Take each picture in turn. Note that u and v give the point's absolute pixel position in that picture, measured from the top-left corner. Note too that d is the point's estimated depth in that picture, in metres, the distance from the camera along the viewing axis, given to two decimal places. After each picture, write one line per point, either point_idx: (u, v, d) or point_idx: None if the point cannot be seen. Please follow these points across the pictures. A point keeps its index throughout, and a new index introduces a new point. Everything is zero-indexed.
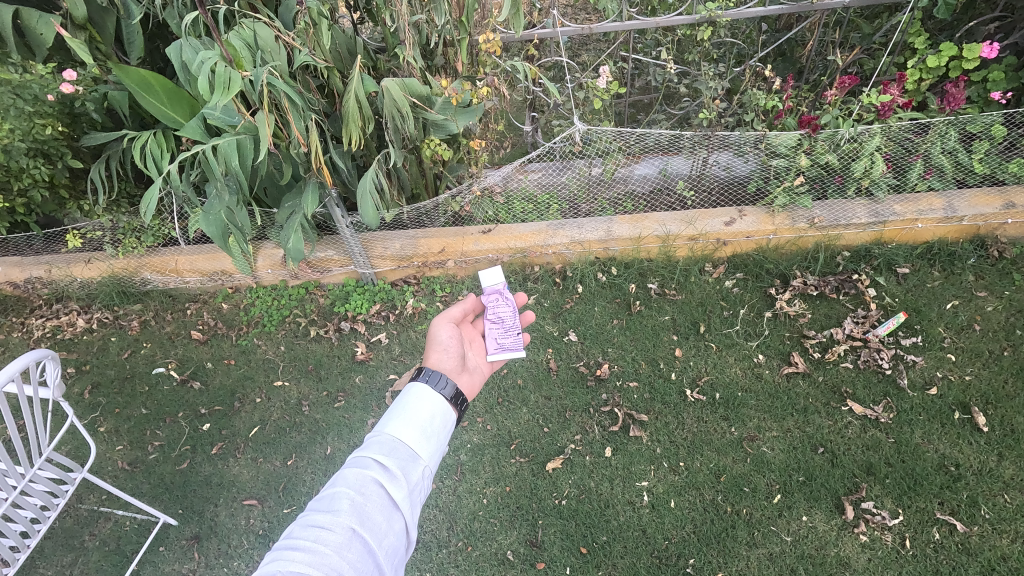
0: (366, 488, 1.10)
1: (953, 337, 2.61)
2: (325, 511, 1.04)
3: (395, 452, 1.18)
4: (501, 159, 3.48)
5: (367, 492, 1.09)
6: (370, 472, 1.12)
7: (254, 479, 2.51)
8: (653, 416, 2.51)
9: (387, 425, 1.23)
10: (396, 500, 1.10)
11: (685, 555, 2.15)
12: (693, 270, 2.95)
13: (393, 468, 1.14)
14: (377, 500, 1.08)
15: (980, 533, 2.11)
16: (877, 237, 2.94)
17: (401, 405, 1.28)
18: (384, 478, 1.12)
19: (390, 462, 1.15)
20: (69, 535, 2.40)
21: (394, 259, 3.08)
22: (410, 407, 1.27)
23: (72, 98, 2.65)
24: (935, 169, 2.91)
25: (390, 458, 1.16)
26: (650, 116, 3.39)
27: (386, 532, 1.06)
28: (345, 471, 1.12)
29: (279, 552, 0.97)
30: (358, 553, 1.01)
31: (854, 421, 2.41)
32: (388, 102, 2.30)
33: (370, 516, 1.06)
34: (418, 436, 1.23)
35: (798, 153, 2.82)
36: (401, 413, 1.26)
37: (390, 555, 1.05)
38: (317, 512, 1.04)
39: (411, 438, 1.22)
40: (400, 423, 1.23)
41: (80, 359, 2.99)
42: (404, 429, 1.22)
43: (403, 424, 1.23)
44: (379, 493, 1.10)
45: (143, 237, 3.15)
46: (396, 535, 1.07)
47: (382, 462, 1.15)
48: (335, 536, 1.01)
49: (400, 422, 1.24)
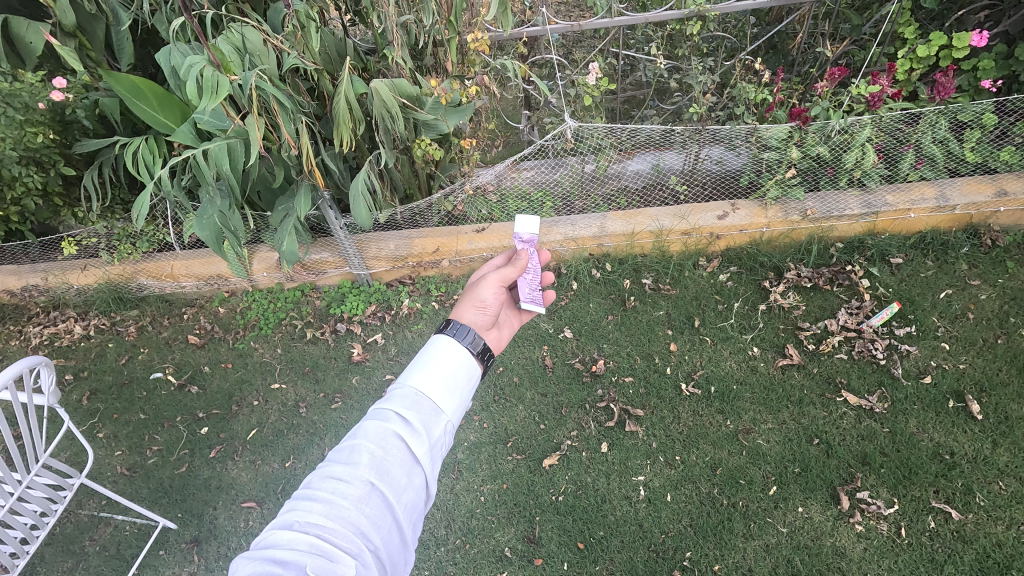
0: (386, 442, 1.05)
1: (947, 326, 2.61)
2: (343, 463, 1.01)
3: (418, 406, 1.12)
4: (493, 158, 3.49)
5: (388, 446, 1.04)
6: (391, 425, 1.07)
7: (253, 482, 2.52)
8: (649, 411, 2.51)
9: (410, 376, 1.17)
10: (417, 455, 1.06)
11: (682, 548, 2.16)
12: (687, 264, 2.96)
13: (415, 422, 1.09)
14: (397, 455, 1.04)
15: (975, 520, 2.11)
16: (870, 227, 2.94)
17: (426, 355, 1.21)
18: (405, 432, 1.07)
19: (412, 415, 1.09)
20: (69, 541, 2.41)
21: (388, 259, 3.09)
22: (435, 359, 1.20)
23: (63, 106, 2.69)
24: (927, 159, 2.91)
25: (413, 411, 1.10)
26: (642, 112, 3.39)
27: (406, 487, 1.02)
28: (366, 422, 1.08)
29: (297, 503, 0.95)
30: (377, 507, 0.98)
31: (848, 412, 2.42)
32: (377, 103, 2.30)
33: (390, 471, 1.02)
34: (443, 390, 1.16)
35: (789, 146, 2.83)
36: (426, 363, 1.19)
37: (408, 510, 1.02)
38: (335, 464, 1.01)
39: (436, 392, 1.15)
40: (424, 375, 1.17)
41: (78, 366, 3.00)
42: (429, 381, 1.16)
43: (427, 375, 1.17)
44: (400, 447, 1.05)
45: (139, 243, 3.16)
46: (415, 490, 1.04)
47: (403, 415, 1.09)
48: (353, 490, 0.97)
49: (425, 373, 1.17)
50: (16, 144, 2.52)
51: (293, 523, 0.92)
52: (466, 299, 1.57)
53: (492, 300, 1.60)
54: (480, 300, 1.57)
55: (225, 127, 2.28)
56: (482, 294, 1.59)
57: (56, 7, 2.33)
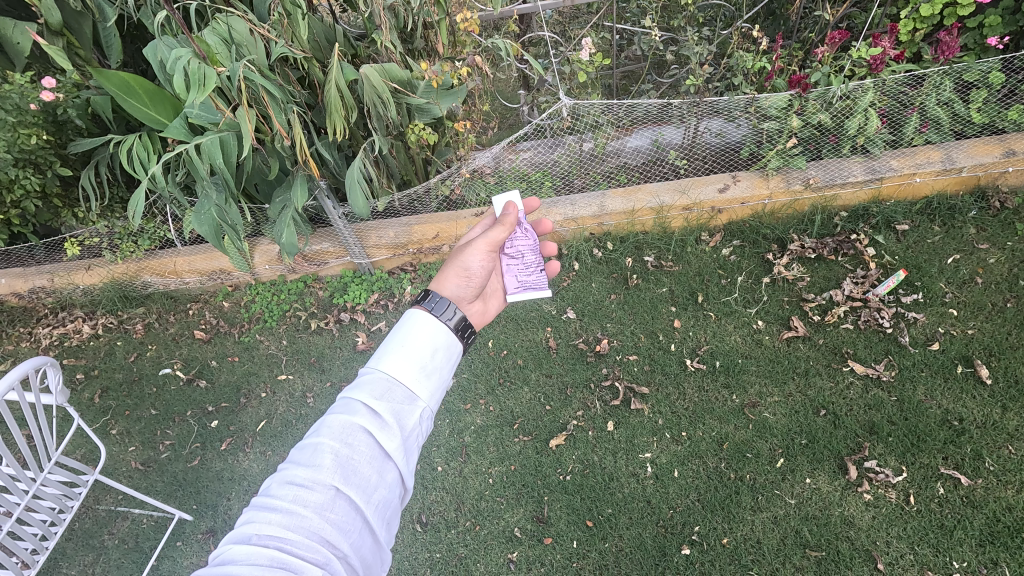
0: (353, 438, 1.05)
1: (955, 292, 2.58)
2: (306, 466, 1.01)
3: (388, 394, 1.13)
4: (490, 140, 3.46)
5: (354, 443, 1.05)
6: (358, 419, 1.08)
7: (264, 472, 2.55)
8: (654, 388, 2.51)
9: (379, 360, 1.17)
10: (387, 450, 1.07)
11: (690, 523, 2.17)
12: (689, 240, 2.93)
13: (383, 414, 1.10)
14: (365, 452, 1.04)
15: (984, 485, 2.10)
16: (875, 194, 2.89)
17: (397, 337, 1.22)
18: (373, 426, 1.08)
19: (380, 407, 1.10)
20: (89, 535, 2.47)
21: (389, 247, 3.08)
22: (405, 341, 1.21)
23: (54, 106, 2.65)
24: (931, 122, 2.85)
25: (381, 402, 1.11)
26: (639, 87, 3.34)
27: (376, 485, 1.03)
28: (332, 417, 1.08)
29: (256, 514, 0.95)
30: (343, 512, 0.98)
31: (855, 381, 2.40)
32: (368, 89, 2.26)
33: (357, 470, 1.02)
34: (415, 374, 1.17)
35: (789, 114, 2.76)
36: (394, 348, 1.20)
37: (379, 510, 1.02)
38: (298, 468, 1.01)
39: (407, 377, 1.16)
40: (394, 360, 1.17)
41: (89, 365, 3.03)
42: (398, 367, 1.17)
43: (397, 359, 1.17)
44: (369, 443, 1.06)
45: (140, 241, 3.17)
46: (387, 487, 1.05)
47: (372, 407, 1.10)
48: (316, 496, 0.97)
49: (395, 358, 1.18)
50: (10, 147, 2.52)
51: (253, 535, 0.92)
52: (450, 267, 1.62)
53: (477, 270, 1.65)
54: (465, 267, 1.63)
55: (217, 121, 2.27)
56: (467, 262, 1.64)
57: (42, 5, 2.32)
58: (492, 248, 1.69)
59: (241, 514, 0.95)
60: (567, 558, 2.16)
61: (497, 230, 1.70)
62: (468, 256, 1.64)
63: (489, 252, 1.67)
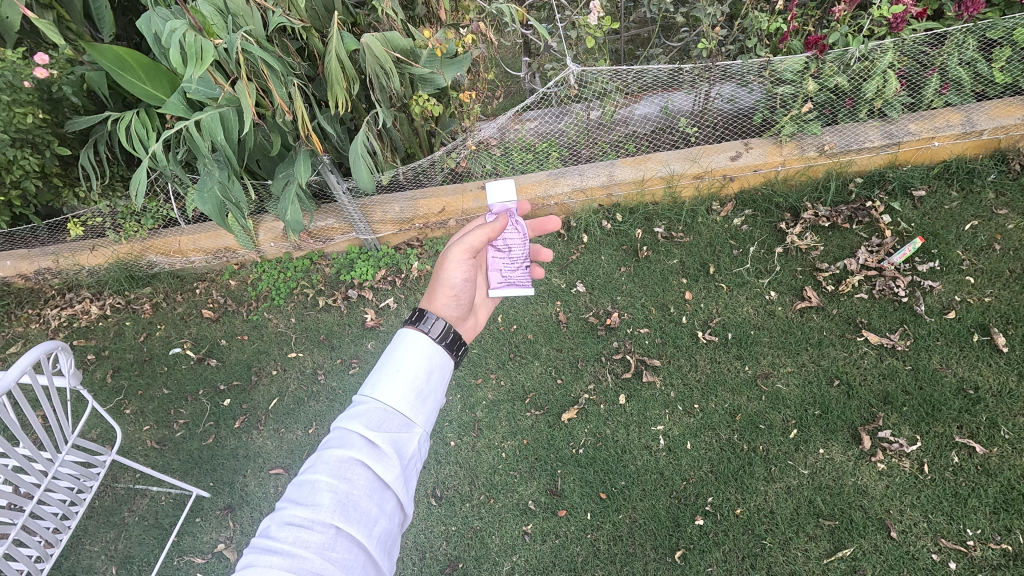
0: (350, 473, 1.05)
1: (973, 259, 2.53)
2: (304, 505, 1.00)
3: (384, 424, 1.13)
4: (494, 111, 3.38)
5: (352, 478, 1.04)
6: (354, 453, 1.08)
7: (278, 449, 2.57)
8: (665, 360, 2.50)
9: (373, 388, 1.18)
10: (385, 481, 1.07)
11: (703, 494, 2.19)
12: (699, 210, 2.87)
13: (380, 445, 1.10)
14: (364, 486, 1.04)
15: (999, 453, 2.10)
16: (892, 159, 2.82)
17: (390, 362, 1.22)
18: (369, 457, 1.08)
19: (377, 438, 1.10)
20: (109, 513, 2.51)
21: (394, 223, 3.04)
22: (399, 365, 1.22)
23: (48, 83, 2.58)
24: (952, 83, 2.76)
25: (378, 432, 1.11)
26: (648, 52, 3.24)
27: (376, 518, 1.03)
28: (327, 452, 1.08)
29: (257, 557, 0.93)
30: (344, 549, 0.97)
31: (870, 351, 2.39)
32: (370, 59, 2.20)
33: (356, 505, 1.02)
34: (410, 400, 1.18)
35: (805, 78, 2.67)
36: (387, 373, 1.20)
37: (381, 541, 1.02)
38: (296, 507, 0.99)
39: (402, 404, 1.17)
40: (388, 386, 1.18)
41: (99, 345, 3.04)
42: (393, 394, 1.17)
43: (392, 386, 1.18)
44: (366, 476, 1.06)
45: (143, 220, 3.13)
46: (387, 517, 1.05)
47: (368, 438, 1.10)
48: (316, 536, 0.96)
49: (390, 384, 1.18)
50: (6, 127, 2.45)
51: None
52: (434, 288, 1.54)
53: (461, 283, 1.57)
54: (449, 285, 1.55)
55: (216, 96, 2.20)
56: (450, 278, 1.55)
57: None
58: (471, 258, 1.59)
59: (241, 558, 0.93)
60: (581, 530, 2.18)
61: (471, 237, 1.60)
62: (449, 272, 1.55)
63: (468, 260, 1.58)
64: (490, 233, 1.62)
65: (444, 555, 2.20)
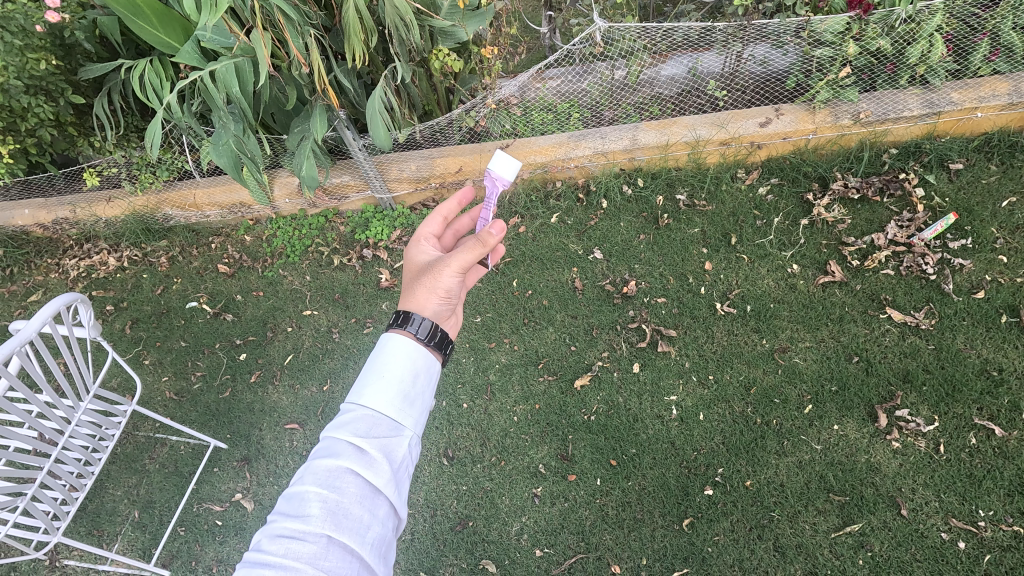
0: (340, 481, 1.06)
1: (1007, 237, 2.44)
2: (295, 517, 1.01)
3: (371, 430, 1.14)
4: (515, 68, 3.27)
5: (341, 486, 1.05)
6: (343, 461, 1.08)
7: (294, 405, 2.61)
8: (682, 330, 2.47)
9: (360, 394, 1.18)
10: (376, 487, 1.07)
11: (714, 465, 2.20)
12: (724, 177, 2.78)
13: (368, 452, 1.10)
14: (354, 493, 1.05)
15: (1018, 437, 2.08)
16: (929, 130, 2.69)
17: (375, 368, 1.23)
18: (358, 465, 1.08)
19: (364, 446, 1.11)
20: (131, 459, 2.58)
21: (410, 181, 2.97)
22: (384, 369, 1.22)
23: (61, 28, 2.53)
24: (1003, 49, 2.60)
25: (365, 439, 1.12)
26: (678, 8, 3.10)
27: (369, 524, 1.04)
28: (316, 462, 1.08)
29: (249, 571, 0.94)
30: (337, 558, 0.98)
31: (892, 328, 2.34)
32: (390, 10, 2.09)
33: (347, 513, 1.02)
34: (397, 404, 1.18)
35: (846, 40, 2.53)
36: (372, 378, 1.20)
37: (375, 547, 1.02)
38: (287, 520, 1.00)
39: (389, 409, 1.17)
40: (374, 392, 1.18)
41: (118, 296, 3.07)
42: (379, 399, 1.17)
43: (376, 391, 1.18)
44: (356, 483, 1.06)
45: (158, 171, 3.11)
46: (380, 523, 1.05)
47: (356, 446, 1.11)
48: (308, 547, 0.97)
49: (374, 390, 1.18)
50: (20, 73, 2.41)
51: None
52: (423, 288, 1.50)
53: (451, 291, 1.52)
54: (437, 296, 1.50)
55: (230, 45, 2.12)
56: (440, 285, 1.50)
57: None
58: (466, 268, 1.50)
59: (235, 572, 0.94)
60: (590, 495, 2.21)
61: (469, 250, 1.47)
62: (438, 281, 1.49)
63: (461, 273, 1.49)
64: (477, 247, 1.46)
65: (455, 513, 2.25)
